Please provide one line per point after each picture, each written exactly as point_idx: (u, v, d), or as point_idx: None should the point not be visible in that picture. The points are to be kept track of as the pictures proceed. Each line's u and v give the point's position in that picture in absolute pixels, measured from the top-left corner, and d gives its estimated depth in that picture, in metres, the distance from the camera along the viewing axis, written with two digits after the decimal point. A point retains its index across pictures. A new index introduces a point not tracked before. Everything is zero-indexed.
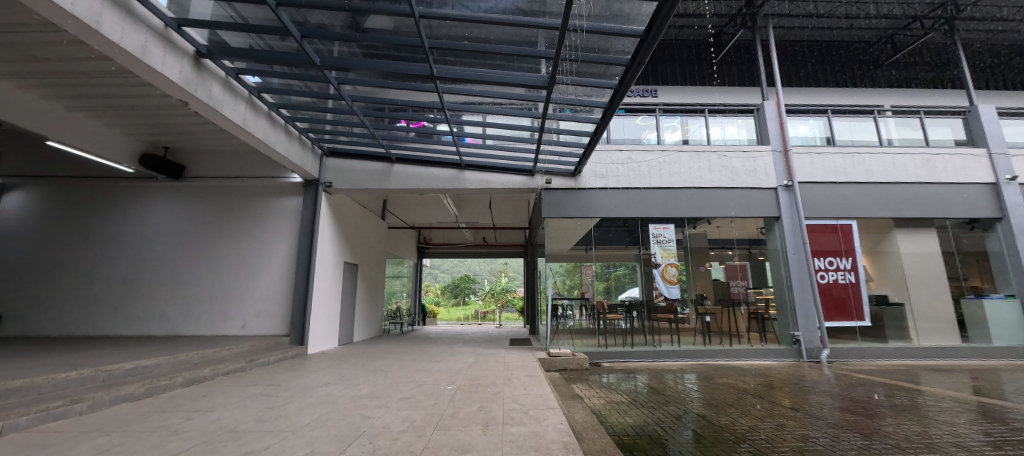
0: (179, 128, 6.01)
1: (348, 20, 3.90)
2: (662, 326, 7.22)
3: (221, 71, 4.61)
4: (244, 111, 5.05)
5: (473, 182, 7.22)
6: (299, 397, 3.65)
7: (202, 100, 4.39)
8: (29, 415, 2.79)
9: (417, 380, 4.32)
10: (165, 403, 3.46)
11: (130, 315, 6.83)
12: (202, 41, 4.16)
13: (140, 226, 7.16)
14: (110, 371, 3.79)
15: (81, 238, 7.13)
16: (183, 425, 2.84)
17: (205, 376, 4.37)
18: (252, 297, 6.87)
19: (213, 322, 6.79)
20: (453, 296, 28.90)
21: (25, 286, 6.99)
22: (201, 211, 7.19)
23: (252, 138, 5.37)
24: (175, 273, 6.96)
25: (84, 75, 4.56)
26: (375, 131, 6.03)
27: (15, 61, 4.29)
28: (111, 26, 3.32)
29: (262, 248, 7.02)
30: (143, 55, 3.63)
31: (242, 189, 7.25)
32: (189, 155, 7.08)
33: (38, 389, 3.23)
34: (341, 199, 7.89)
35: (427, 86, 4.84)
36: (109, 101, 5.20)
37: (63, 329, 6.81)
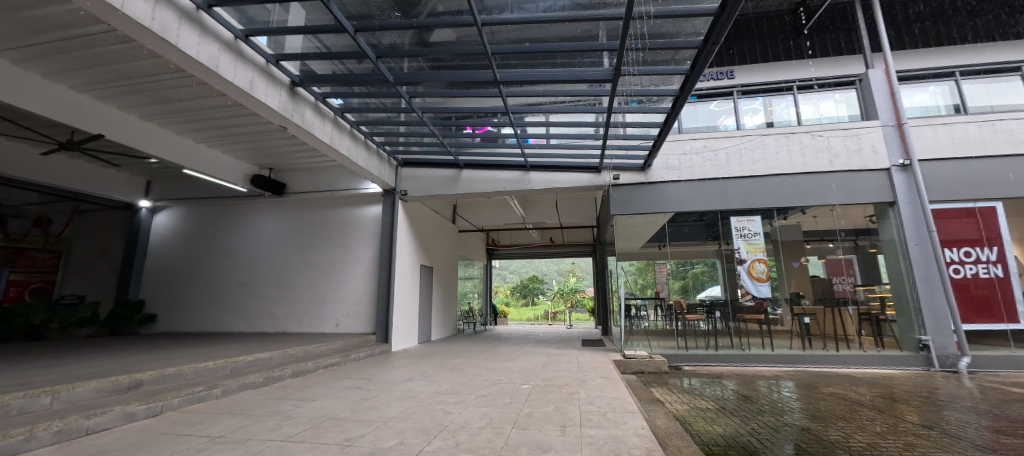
0: (279, 149, 6.84)
1: (416, 37, 4.14)
2: (751, 328, 6.59)
3: (311, 97, 5.16)
4: (330, 130, 5.59)
5: (538, 183, 7.22)
6: (387, 390, 3.94)
7: (297, 124, 4.94)
8: (180, 397, 3.35)
9: (493, 378, 4.44)
10: (278, 392, 3.95)
11: (249, 314, 7.91)
12: (295, 72, 4.70)
13: (252, 238, 8.25)
14: (237, 362, 4.43)
15: (210, 249, 8.43)
16: (293, 412, 3.21)
17: (308, 368, 4.91)
18: (343, 298, 7.57)
19: (313, 321, 7.60)
20: (522, 297, 29.23)
21: (173, 291, 8.47)
22: (299, 222, 8.09)
23: (338, 154, 5.92)
24: (281, 277, 7.92)
25: (208, 110, 5.40)
26: (443, 139, 6.30)
27: (160, 103, 5.20)
28: (226, 68, 3.89)
29: (350, 254, 7.70)
30: (251, 89, 4.20)
31: (331, 201, 8.02)
32: (288, 174, 8.03)
33: (187, 375, 3.89)
34: (416, 206, 8.37)
35: (490, 91, 4.95)
36: (227, 131, 6.09)
37: (201, 326, 8.11)
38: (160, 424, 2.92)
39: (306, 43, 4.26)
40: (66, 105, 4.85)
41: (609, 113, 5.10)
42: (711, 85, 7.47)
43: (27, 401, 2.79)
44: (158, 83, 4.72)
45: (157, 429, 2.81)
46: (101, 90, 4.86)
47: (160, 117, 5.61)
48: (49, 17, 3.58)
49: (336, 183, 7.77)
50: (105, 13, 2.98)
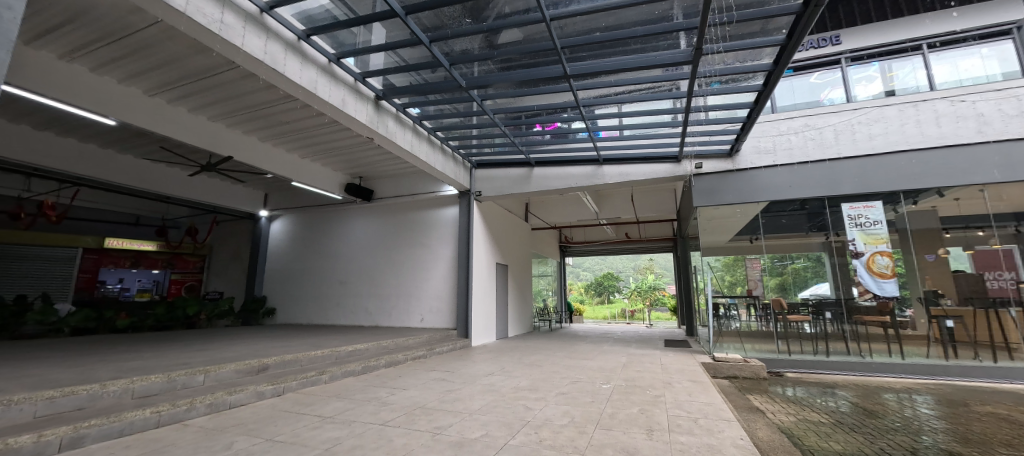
0: (367, 158, 7.48)
1: (486, 40, 4.23)
2: (873, 331, 5.69)
3: (393, 108, 5.55)
4: (410, 138, 5.98)
5: (613, 176, 6.92)
6: (469, 383, 4.12)
7: (382, 134, 5.36)
8: (298, 380, 3.85)
9: (572, 377, 4.39)
10: (375, 380, 4.34)
11: (348, 309, 8.79)
12: (379, 87, 5.09)
13: (347, 240, 9.15)
14: (340, 351, 4.95)
15: (314, 251, 9.52)
16: (389, 398, 3.50)
17: (399, 359, 5.32)
18: (426, 295, 8.05)
19: (401, 316, 8.20)
20: (597, 295, 28.52)
21: (287, 288, 9.72)
22: (385, 225, 8.78)
23: (417, 160, 6.31)
24: (372, 275, 8.67)
25: (309, 128, 6.09)
26: (514, 139, 6.37)
27: (272, 125, 5.99)
28: (322, 89, 4.36)
29: (431, 253, 8.16)
30: (343, 106, 4.65)
31: (413, 204, 8.56)
32: (376, 181, 8.76)
33: (302, 361, 4.45)
34: (490, 206, 8.61)
35: (561, 87, 4.90)
36: (325, 146, 6.83)
37: (310, 319, 9.20)
38: (283, 403, 3.38)
39: (387, 59, 4.60)
40: (206, 134, 5.83)
41: (689, 97, 4.73)
42: (811, 56, 6.64)
43: (188, 378, 3.40)
44: (271, 109, 5.44)
45: (282, 407, 3.25)
46: (228, 118, 5.75)
47: (272, 137, 6.47)
48: (191, 62, 4.32)
49: (417, 187, 8.29)
50: (229, 51, 3.50)
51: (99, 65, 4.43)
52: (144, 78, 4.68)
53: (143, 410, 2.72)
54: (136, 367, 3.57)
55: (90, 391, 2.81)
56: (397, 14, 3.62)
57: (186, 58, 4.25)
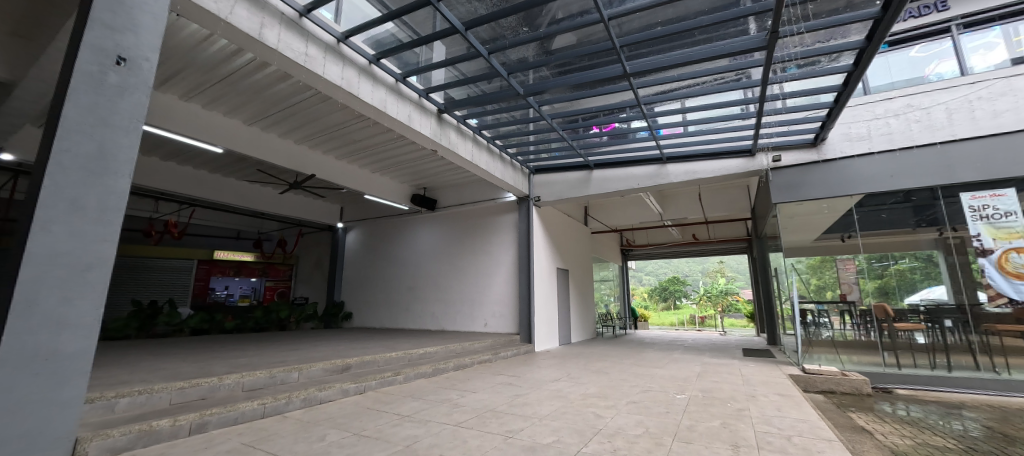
0: (431, 169, 7.84)
1: (540, 47, 4.27)
2: (1010, 344, 4.81)
3: (455, 120, 5.78)
4: (471, 147, 6.18)
5: (678, 175, 6.58)
6: (536, 388, 4.13)
7: (445, 146, 5.60)
8: (378, 380, 4.11)
9: (643, 385, 4.22)
10: (445, 382, 4.51)
11: (417, 314, 9.23)
12: (441, 101, 5.34)
13: (414, 248, 9.63)
14: (413, 353, 5.21)
15: (385, 259, 10.15)
16: (461, 400, 3.62)
17: (467, 363, 5.48)
18: (489, 299, 8.21)
19: (465, 320, 8.44)
20: (662, 300, 27.19)
21: (361, 294, 10.43)
22: (448, 233, 9.11)
23: (478, 169, 6.50)
24: (438, 281, 9.04)
25: (380, 145, 6.54)
26: (572, 142, 6.31)
27: (346, 143, 6.52)
28: (391, 107, 4.67)
29: (493, 259, 8.32)
30: (409, 121, 4.94)
31: (474, 212, 8.80)
32: (439, 191, 9.17)
33: (379, 362, 4.76)
34: (549, 211, 8.61)
35: (619, 86, 4.78)
36: (393, 160, 7.28)
37: (383, 323, 9.79)
38: (365, 401, 3.63)
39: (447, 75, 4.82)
40: (292, 155, 6.49)
41: (763, 85, 4.37)
42: (914, 25, 5.80)
43: (286, 374, 3.79)
44: (346, 129, 5.93)
45: (365, 404, 3.50)
46: (310, 140, 6.37)
47: (347, 155, 7.03)
48: (282, 91, 4.87)
49: (478, 195, 8.55)
50: (313, 79, 3.90)
51: (209, 102, 5.14)
52: (243, 110, 5.35)
53: (252, 402, 3.07)
54: (244, 363, 4.04)
55: (209, 383, 3.23)
56: (457, 30, 3.78)
57: (278, 89, 4.79)
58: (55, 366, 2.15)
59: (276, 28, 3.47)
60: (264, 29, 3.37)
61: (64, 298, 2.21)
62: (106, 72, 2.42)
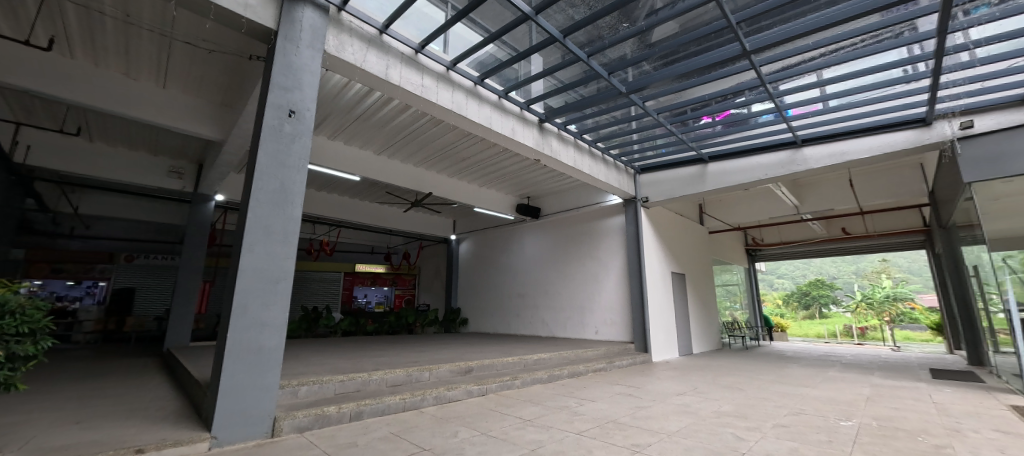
0: (533, 178, 8.02)
1: (640, 41, 4.06)
2: None
3: (556, 128, 5.84)
4: (572, 153, 6.16)
5: (818, 160, 5.60)
6: (660, 402, 3.85)
7: (548, 154, 5.69)
8: (497, 383, 4.30)
9: (791, 406, 3.64)
10: (562, 389, 4.52)
11: (527, 320, 9.43)
12: (542, 111, 5.44)
13: (521, 256, 9.92)
14: (528, 359, 5.34)
15: (494, 268, 10.64)
16: (580, 409, 3.58)
17: (581, 371, 5.40)
18: (599, 306, 8.01)
19: (576, 327, 8.35)
20: (803, 307, 23.29)
21: (475, 301, 11.08)
22: (553, 240, 9.19)
23: (581, 174, 6.44)
24: (545, 288, 9.15)
25: (486, 159, 6.95)
26: (683, 136, 5.83)
27: (457, 161, 7.07)
28: (496, 123, 4.93)
29: (601, 264, 8.12)
30: (512, 134, 5.14)
31: (578, 217, 8.73)
32: (543, 199, 9.32)
33: (498, 366, 4.98)
34: (659, 211, 8.08)
35: (736, 67, 4.29)
36: (498, 172, 7.65)
37: (496, 328, 10.22)
38: (488, 402, 3.83)
39: (546, 85, 4.89)
40: (412, 177, 7.27)
41: (939, 37, 3.47)
42: None
43: (419, 373, 4.19)
44: (456, 148, 6.45)
45: (488, 406, 3.69)
46: (426, 162, 7.08)
47: (457, 172, 7.62)
48: (403, 122, 5.53)
49: (582, 199, 8.47)
50: (428, 106, 4.33)
51: (349, 138, 6.09)
52: (374, 142, 6.21)
53: (394, 396, 3.47)
54: (385, 362, 4.61)
55: (362, 378, 3.75)
56: (554, 39, 3.81)
57: (399, 119, 5.46)
58: (261, 358, 2.75)
59: (398, 66, 3.96)
60: (388, 69, 3.87)
61: (265, 304, 2.81)
62: (283, 123, 3.04)
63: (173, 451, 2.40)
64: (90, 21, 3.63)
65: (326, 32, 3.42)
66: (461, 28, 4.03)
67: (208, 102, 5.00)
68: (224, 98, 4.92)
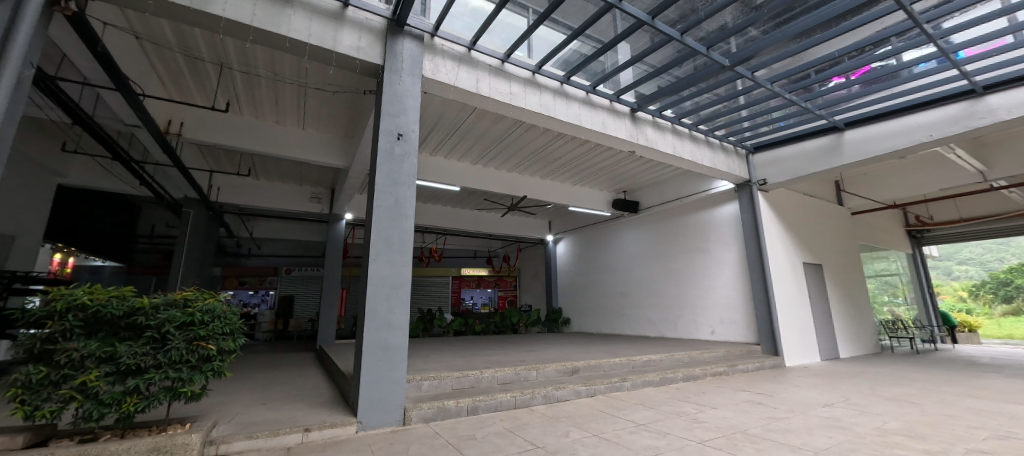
0: (628, 171, 7.68)
1: (744, 5, 3.62)
2: None
3: (649, 116, 5.51)
4: (671, 139, 5.72)
5: (1012, 109, 4.32)
6: (800, 413, 3.35)
7: (643, 145, 5.39)
8: (606, 384, 4.20)
9: (995, 429, 2.85)
10: (677, 393, 4.21)
11: (632, 320, 9.03)
12: (633, 100, 5.18)
13: (621, 253, 9.55)
14: (636, 360, 5.11)
15: (594, 267, 10.42)
16: (700, 416, 3.30)
17: (698, 375, 4.99)
18: (713, 304, 7.32)
19: (688, 327, 7.74)
20: (1001, 301, 18.09)
21: (576, 300, 10.99)
22: (656, 234, 8.66)
23: (682, 161, 5.96)
24: (650, 285, 8.65)
25: (577, 158, 6.87)
26: (806, 104, 5.01)
27: (548, 162, 7.12)
28: (585, 119, 4.84)
29: (713, 258, 7.40)
30: (603, 128, 4.99)
31: (683, 207, 8.09)
32: (641, 191, 8.86)
33: (605, 366, 4.86)
34: (781, 194, 7.06)
35: (875, 11, 3.55)
36: (591, 169, 7.50)
37: (600, 328, 9.99)
38: (597, 404, 3.77)
39: (636, 72, 4.65)
40: (507, 182, 7.53)
41: None
42: None
43: (527, 372, 4.31)
44: (547, 150, 6.51)
45: (598, 408, 3.62)
46: (518, 167, 7.28)
47: (549, 173, 7.68)
48: (495, 131, 5.77)
49: (685, 189, 7.84)
50: (517, 112, 4.45)
51: (448, 152, 6.57)
52: (470, 153, 6.60)
53: (505, 393, 3.63)
54: (495, 360, 4.84)
55: (475, 375, 4.00)
56: (641, 23, 3.62)
57: (491, 129, 5.71)
58: (390, 355, 3.12)
59: (487, 78, 4.15)
60: (478, 82, 4.08)
61: (390, 308, 3.18)
62: (393, 146, 3.41)
63: (330, 432, 2.86)
64: (250, 84, 4.54)
65: (423, 58, 3.75)
66: (544, 31, 4.06)
67: (335, 135, 5.86)
68: (347, 131, 5.71)
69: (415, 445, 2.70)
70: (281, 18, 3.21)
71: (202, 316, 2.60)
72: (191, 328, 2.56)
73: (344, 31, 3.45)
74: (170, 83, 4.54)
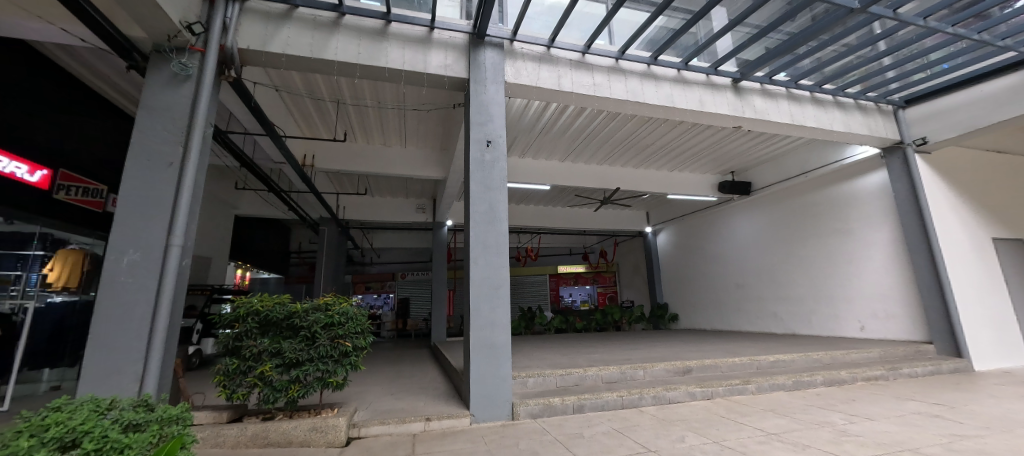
0: (735, 149, 6.88)
1: None
2: None
3: (757, 84, 4.86)
4: (787, 107, 4.96)
5: None
6: (1001, 432, 2.63)
7: (751, 117, 4.77)
8: (725, 387, 3.83)
9: None
10: (818, 399, 3.63)
11: (753, 315, 8.04)
12: (734, 69, 4.63)
13: (733, 241, 8.58)
14: (761, 361, 4.55)
15: (702, 257, 9.55)
16: (850, 428, 2.80)
17: (844, 379, 4.24)
18: (861, 295, 6.16)
19: (827, 323, 6.61)
20: None
21: (683, 295, 10.20)
22: (776, 217, 7.60)
23: (804, 130, 5.13)
24: (773, 275, 7.60)
25: (673, 141, 6.38)
26: (980, 36, 3.92)
27: (641, 150, 6.74)
28: (678, 99, 4.47)
29: (857, 239, 6.22)
30: (701, 106, 4.56)
31: (810, 183, 6.97)
32: (753, 170, 7.87)
33: (723, 367, 4.42)
34: (951, 153, 5.63)
35: None
36: (690, 152, 6.90)
37: (714, 325, 9.11)
38: (716, 408, 3.45)
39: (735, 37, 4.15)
40: (597, 175, 7.33)
41: None
42: None
43: (633, 371, 4.13)
44: (637, 137, 6.18)
45: (718, 412, 3.31)
46: (608, 158, 7.04)
47: (642, 161, 7.27)
48: (581, 124, 5.67)
49: (811, 161, 6.74)
50: (603, 103, 4.32)
51: (535, 152, 6.64)
52: (557, 150, 6.59)
53: (611, 393, 3.54)
54: (599, 359, 4.75)
55: (579, 373, 3.97)
56: None
57: (577, 123, 5.62)
58: (495, 353, 3.28)
59: (569, 73, 4.10)
60: (560, 79, 4.06)
61: (491, 307, 3.33)
62: (484, 153, 3.58)
63: (448, 422, 3.11)
64: (361, 114, 5.18)
65: (504, 65, 3.86)
66: (625, 12, 3.86)
67: (432, 150, 6.36)
68: (442, 144, 6.16)
69: (525, 440, 2.79)
70: (380, 52, 3.61)
71: (340, 317, 3.05)
72: (332, 328, 3.02)
73: (432, 53, 3.73)
74: (303, 123, 5.41)
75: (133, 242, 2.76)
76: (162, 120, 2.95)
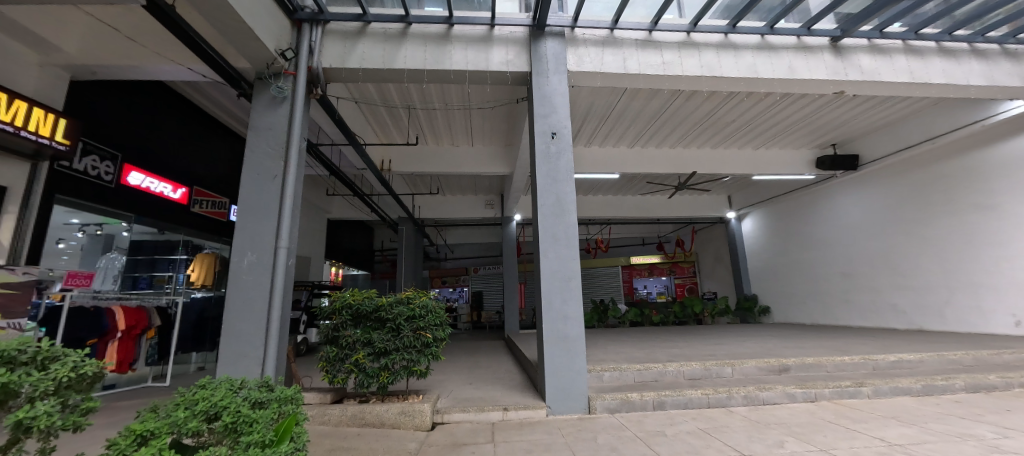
0: (837, 119, 6.02)
1: None
2: None
3: (863, 40, 4.20)
4: (905, 62, 4.21)
5: None
6: None
7: (857, 79, 4.13)
8: (831, 388, 3.40)
9: None
10: (956, 407, 3.07)
11: (864, 308, 6.99)
12: (832, 26, 4.04)
13: (838, 223, 7.54)
14: (877, 360, 3.97)
15: (798, 243, 8.54)
16: (1005, 444, 2.32)
17: (993, 384, 3.53)
18: (1016, 282, 5.07)
19: (969, 317, 5.53)
20: None
21: (776, 285, 9.23)
22: (894, 193, 6.52)
23: (929, 88, 4.32)
24: (891, 262, 6.53)
25: (759, 116, 5.76)
26: None
27: (721, 129, 6.19)
28: (764, 69, 4.02)
29: (1008, 215, 5.11)
30: (793, 73, 4.05)
31: (940, 151, 5.87)
32: (861, 140, 6.83)
33: (829, 366, 3.93)
34: None
35: None
36: (779, 126, 6.18)
37: (813, 319, 8.12)
38: (821, 411, 3.08)
39: None
40: (671, 160, 6.90)
41: None
42: None
43: (720, 368, 3.84)
44: (716, 115, 5.68)
45: (825, 417, 2.95)
46: (683, 141, 6.58)
47: (723, 141, 6.67)
48: (652, 107, 5.35)
49: (939, 125, 5.67)
50: (674, 82, 4.04)
51: (603, 140, 6.43)
52: (626, 136, 6.31)
53: (694, 390, 3.33)
54: (679, 354, 4.50)
55: (658, 369, 3.80)
56: None
57: (647, 106, 5.32)
58: (568, 346, 3.27)
59: (635, 54, 3.90)
60: (626, 61, 3.87)
61: (563, 300, 3.32)
62: (549, 145, 3.55)
63: (526, 413, 3.17)
64: (431, 117, 5.43)
65: (566, 54, 3.79)
66: None
67: (498, 146, 6.47)
68: (508, 140, 6.23)
69: (603, 435, 2.74)
70: (445, 56, 3.74)
71: (420, 310, 3.26)
72: (414, 320, 3.24)
73: (494, 50, 3.78)
74: (380, 130, 5.83)
75: (251, 246, 3.20)
76: (267, 139, 3.36)
